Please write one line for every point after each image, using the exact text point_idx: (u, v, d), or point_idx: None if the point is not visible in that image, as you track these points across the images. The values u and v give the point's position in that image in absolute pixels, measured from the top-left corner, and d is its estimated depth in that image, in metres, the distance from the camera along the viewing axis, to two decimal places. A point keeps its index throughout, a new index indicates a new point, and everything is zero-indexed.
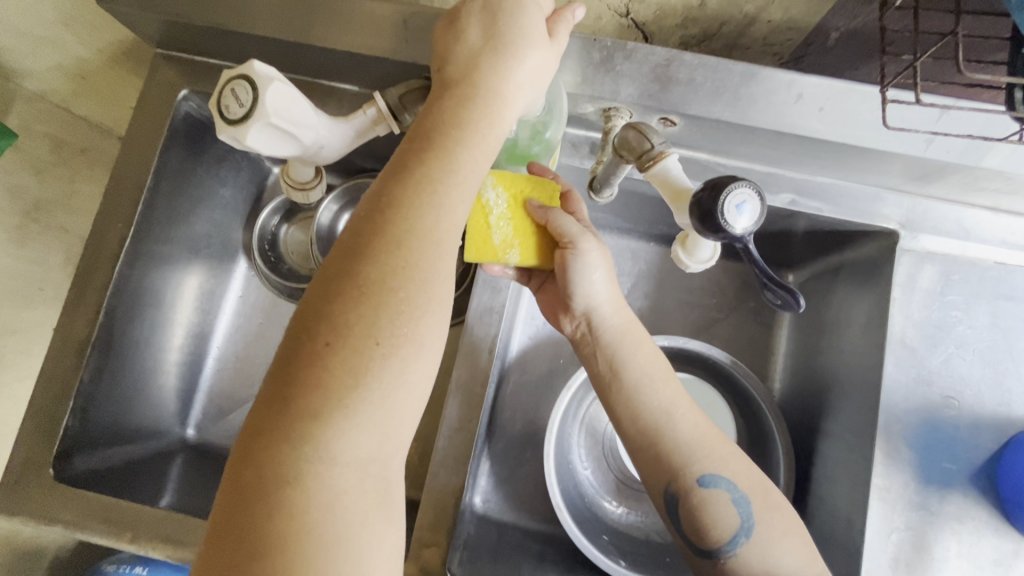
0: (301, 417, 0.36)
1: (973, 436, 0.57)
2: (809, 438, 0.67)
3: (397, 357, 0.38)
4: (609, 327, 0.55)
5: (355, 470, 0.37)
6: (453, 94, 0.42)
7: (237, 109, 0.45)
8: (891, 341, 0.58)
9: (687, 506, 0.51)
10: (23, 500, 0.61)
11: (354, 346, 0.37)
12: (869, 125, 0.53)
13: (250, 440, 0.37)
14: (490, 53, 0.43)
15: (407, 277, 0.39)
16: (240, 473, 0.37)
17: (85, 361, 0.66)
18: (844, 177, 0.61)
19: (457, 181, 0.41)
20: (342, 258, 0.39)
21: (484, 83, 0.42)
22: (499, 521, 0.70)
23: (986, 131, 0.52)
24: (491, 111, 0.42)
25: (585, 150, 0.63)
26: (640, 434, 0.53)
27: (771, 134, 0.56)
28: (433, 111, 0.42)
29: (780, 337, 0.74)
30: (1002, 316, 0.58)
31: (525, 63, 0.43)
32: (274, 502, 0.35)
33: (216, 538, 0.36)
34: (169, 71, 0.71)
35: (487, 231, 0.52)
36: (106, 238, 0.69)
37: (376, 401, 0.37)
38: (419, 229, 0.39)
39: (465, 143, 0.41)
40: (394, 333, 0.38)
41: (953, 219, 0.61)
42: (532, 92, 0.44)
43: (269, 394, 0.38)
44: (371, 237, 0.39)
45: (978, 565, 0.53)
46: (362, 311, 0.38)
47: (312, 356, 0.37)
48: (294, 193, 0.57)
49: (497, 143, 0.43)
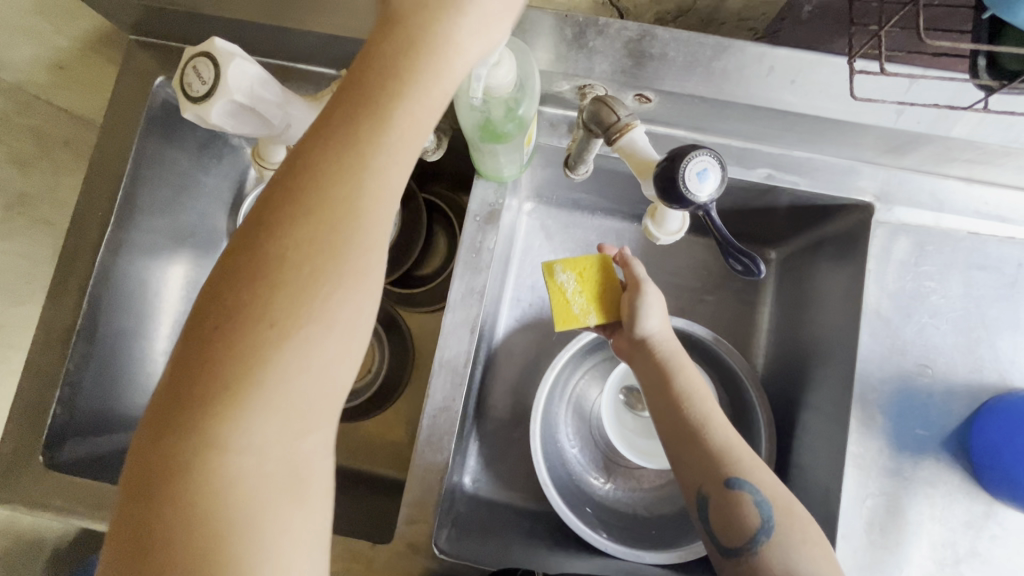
0: (199, 399, 0.35)
1: (946, 404, 0.58)
2: (791, 411, 0.68)
3: (299, 342, 0.36)
4: (665, 354, 0.60)
5: (260, 457, 0.36)
6: (391, 39, 0.37)
7: (200, 88, 0.45)
8: (866, 312, 0.59)
9: (718, 506, 0.52)
10: (16, 487, 0.62)
11: (252, 329, 0.35)
12: (840, 97, 0.54)
13: (151, 422, 0.36)
14: (437, 2, 0.37)
15: (313, 258, 0.36)
16: (140, 456, 0.36)
17: (70, 350, 0.67)
18: (821, 151, 0.62)
19: (380, 143, 0.37)
20: (248, 230, 0.36)
21: (427, 25, 0.37)
22: (489, 499, 0.71)
23: (955, 100, 0.52)
24: (422, 71, 0.37)
25: (564, 129, 0.63)
26: (688, 445, 0.56)
27: (746, 108, 0.56)
28: (362, 59, 0.37)
29: (762, 314, 0.75)
30: (975, 285, 0.59)
31: (475, 5, 0.37)
32: (171, 485, 0.35)
33: (116, 518, 0.35)
34: (144, 58, 0.70)
35: (568, 305, 0.60)
36: (86, 230, 0.69)
37: (275, 389, 0.36)
38: (333, 198, 0.36)
39: (386, 104, 0.36)
40: (294, 317, 0.36)
41: (928, 190, 0.61)
42: (490, 39, 0.39)
43: (171, 374, 0.36)
44: (280, 207, 0.36)
45: (951, 527, 0.55)
46: (257, 291, 0.35)
47: (208, 335, 0.35)
48: (267, 173, 0.55)
49: (442, 101, 0.38)
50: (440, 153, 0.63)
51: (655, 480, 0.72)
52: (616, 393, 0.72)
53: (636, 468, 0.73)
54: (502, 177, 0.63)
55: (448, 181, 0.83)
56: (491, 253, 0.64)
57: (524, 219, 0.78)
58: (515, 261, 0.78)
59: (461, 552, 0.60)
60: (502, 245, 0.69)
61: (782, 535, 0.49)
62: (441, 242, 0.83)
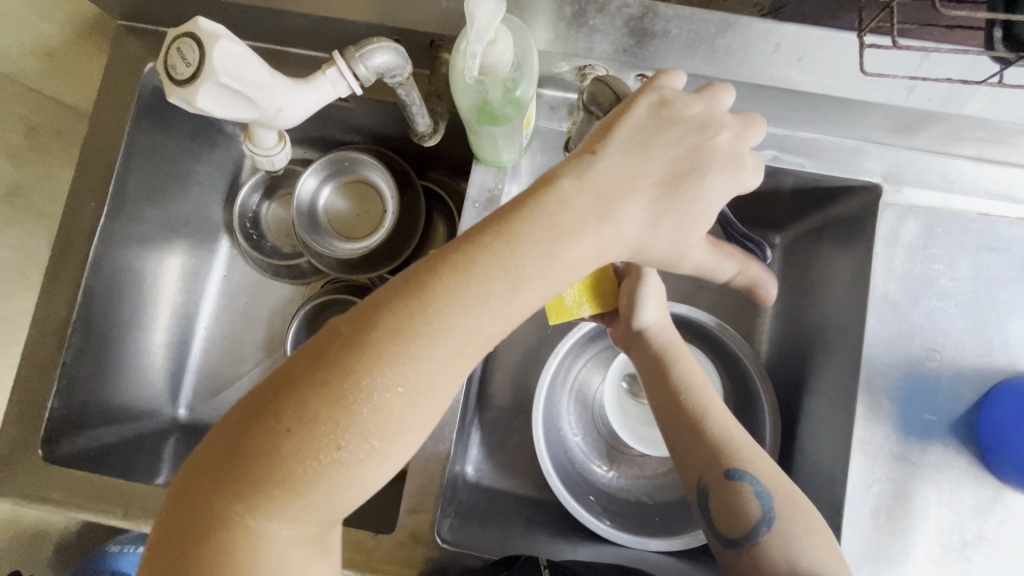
0: (259, 456, 0.34)
1: (954, 388, 0.57)
2: (796, 397, 0.68)
3: (360, 461, 0.35)
4: (661, 346, 0.59)
5: (291, 535, 0.36)
6: (577, 182, 0.40)
7: (185, 69, 0.39)
8: (873, 296, 0.58)
9: (719, 497, 0.52)
10: (14, 481, 0.62)
11: (324, 429, 0.34)
12: (849, 74, 0.52)
13: (206, 461, 0.36)
14: (631, 185, 0.41)
15: (400, 371, 0.35)
16: (190, 489, 0.36)
17: (66, 344, 0.66)
18: (828, 131, 0.60)
19: (504, 283, 0.37)
20: (359, 315, 0.37)
21: (603, 181, 0.40)
22: (491, 488, 0.71)
23: (969, 76, 0.50)
24: (578, 233, 0.39)
25: (564, 112, 0.62)
26: (687, 438, 0.55)
27: (750, 88, 0.55)
28: (543, 195, 0.39)
29: (767, 300, 0.74)
30: (985, 267, 0.58)
31: (617, 224, 0.40)
32: (216, 525, 0.34)
33: (158, 534, 0.36)
34: (134, 44, 0.68)
35: (561, 298, 0.61)
36: (78, 221, 0.67)
37: (326, 493, 0.35)
38: (445, 321, 0.36)
39: (535, 254, 0.38)
40: (357, 435, 0.35)
41: (938, 170, 0.60)
42: (635, 233, 0.41)
43: (239, 418, 0.36)
44: (397, 308, 0.36)
45: (957, 512, 0.54)
46: (341, 383, 0.35)
47: (283, 408, 0.35)
48: (258, 159, 0.52)
49: (569, 250, 0.39)
50: (436, 138, 0.61)
51: (658, 467, 0.72)
52: (620, 380, 0.71)
53: (638, 455, 0.73)
54: (501, 163, 0.60)
55: (447, 170, 0.82)
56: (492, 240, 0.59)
57: None
58: None
59: (464, 541, 0.60)
60: None
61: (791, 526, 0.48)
62: (439, 230, 0.83)
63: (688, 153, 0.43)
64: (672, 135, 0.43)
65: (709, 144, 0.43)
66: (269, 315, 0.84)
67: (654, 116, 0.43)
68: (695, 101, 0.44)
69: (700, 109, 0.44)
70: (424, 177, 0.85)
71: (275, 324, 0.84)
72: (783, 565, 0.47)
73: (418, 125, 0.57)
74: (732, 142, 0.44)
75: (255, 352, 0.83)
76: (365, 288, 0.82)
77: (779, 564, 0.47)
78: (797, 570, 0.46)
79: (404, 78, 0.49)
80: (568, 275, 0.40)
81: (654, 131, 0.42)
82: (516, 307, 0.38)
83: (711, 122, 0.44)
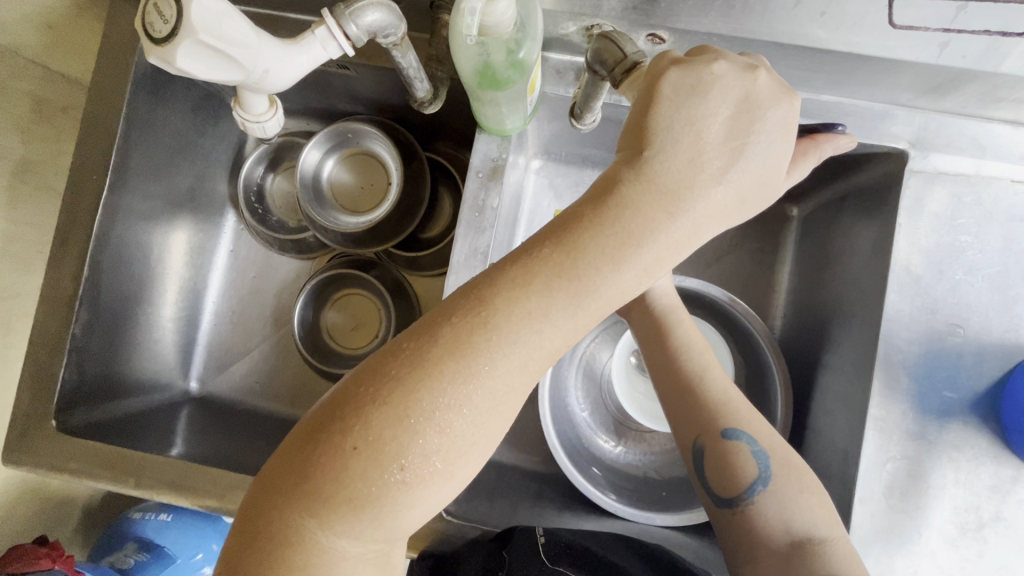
0: (326, 477, 0.33)
1: (977, 365, 0.54)
2: (810, 373, 0.66)
3: (424, 482, 0.34)
4: (662, 311, 0.59)
5: (357, 555, 0.34)
6: (634, 183, 0.36)
7: (163, 27, 0.37)
8: (894, 269, 0.55)
9: (714, 458, 0.50)
10: (29, 452, 0.62)
11: (390, 448, 0.33)
12: (877, 28, 0.49)
13: (269, 481, 0.34)
14: (692, 175, 0.37)
15: (465, 389, 0.34)
16: (254, 505, 0.34)
17: (74, 316, 0.66)
18: (852, 94, 0.56)
19: (566, 294, 0.35)
20: (419, 331, 0.35)
21: (662, 178, 0.36)
22: (499, 461, 0.71)
23: (1010, 27, 0.46)
24: (648, 235, 0.36)
25: (571, 77, 0.59)
26: (686, 399, 0.53)
27: (770, 47, 0.52)
28: (597, 201, 0.36)
29: (781, 274, 0.74)
30: (1015, 238, 0.55)
31: (680, 225, 0.36)
32: (282, 543, 0.33)
33: (226, 553, 0.34)
34: (130, 9, 0.66)
35: None
36: (82, 193, 0.66)
37: (392, 513, 0.34)
38: (504, 336, 0.34)
39: (600, 261, 0.35)
40: (422, 456, 0.33)
41: (968, 135, 0.56)
42: (700, 229, 0.37)
43: (302, 435, 0.34)
44: (458, 322, 0.35)
45: (975, 492, 0.52)
46: (406, 400, 0.33)
47: (347, 426, 0.33)
48: (249, 126, 0.50)
49: (635, 257, 0.35)
50: (436, 104, 0.59)
51: (667, 443, 0.71)
52: (628, 355, 0.70)
53: (646, 431, 0.72)
54: (506, 131, 0.58)
55: (452, 140, 0.80)
56: (496, 211, 0.57)
57: (532, 178, 0.73)
58: (524, 220, 0.73)
59: (472, 513, 0.59)
60: (506, 205, 0.62)
61: (797, 498, 0.47)
62: (446, 205, 0.83)
63: (741, 125, 0.38)
64: (720, 111, 0.38)
65: (758, 109, 0.38)
66: (278, 289, 0.85)
67: (692, 92, 0.38)
68: (725, 65, 0.39)
69: (737, 77, 0.39)
70: (429, 149, 0.83)
71: (284, 298, 0.85)
72: (778, 526, 0.46)
73: (417, 90, 0.55)
74: (773, 81, 0.39)
75: (262, 326, 0.84)
76: (372, 262, 0.82)
77: (774, 525, 0.46)
78: (791, 530, 0.46)
79: (398, 38, 0.47)
80: (644, 280, 0.36)
81: (697, 108, 0.37)
82: (584, 319, 0.36)
83: (748, 81, 0.39)
